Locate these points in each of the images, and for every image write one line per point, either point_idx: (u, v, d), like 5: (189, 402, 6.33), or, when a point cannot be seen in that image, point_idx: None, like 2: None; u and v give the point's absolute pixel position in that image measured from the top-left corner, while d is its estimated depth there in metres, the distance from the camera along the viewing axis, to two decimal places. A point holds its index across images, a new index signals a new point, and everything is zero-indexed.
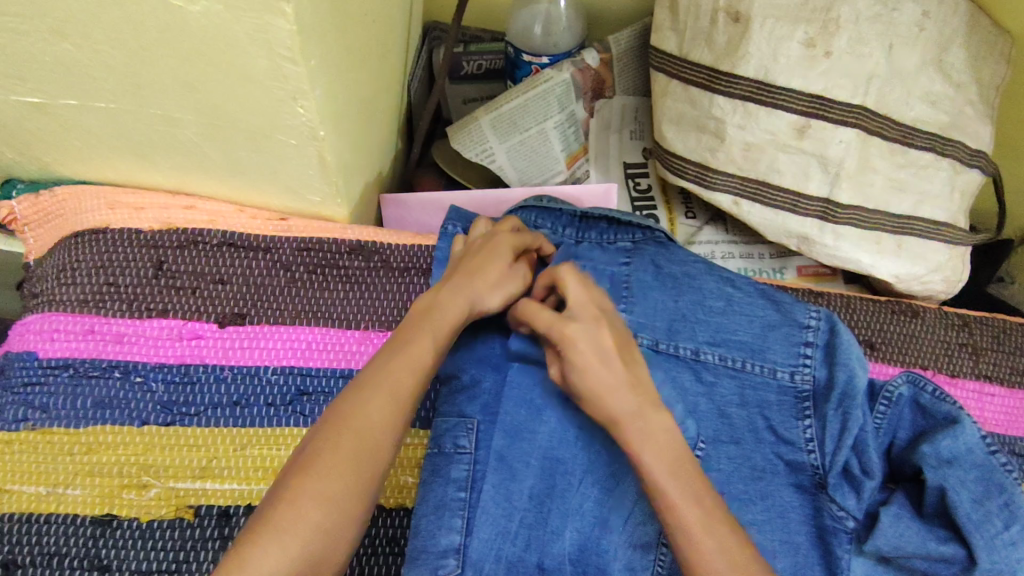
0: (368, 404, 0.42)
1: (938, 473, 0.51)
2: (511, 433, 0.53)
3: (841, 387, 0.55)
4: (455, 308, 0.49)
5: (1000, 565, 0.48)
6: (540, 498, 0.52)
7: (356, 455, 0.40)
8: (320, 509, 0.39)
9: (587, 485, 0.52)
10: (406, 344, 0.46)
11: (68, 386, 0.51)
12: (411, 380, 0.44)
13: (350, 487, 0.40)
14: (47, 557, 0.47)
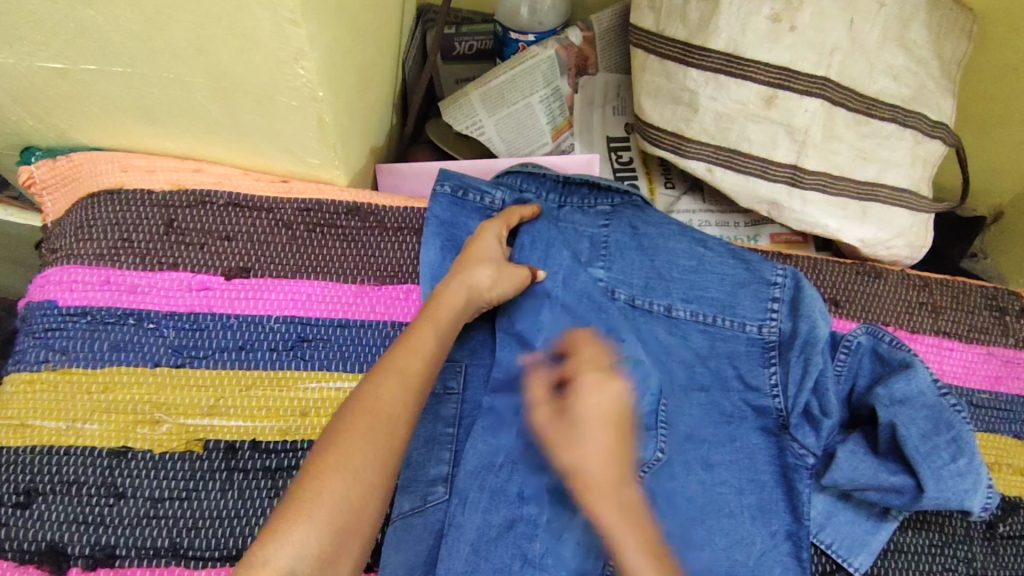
0: (380, 387, 0.45)
1: (890, 411, 0.55)
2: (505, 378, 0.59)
3: (804, 337, 0.59)
4: (453, 301, 0.53)
5: (947, 493, 0.52)
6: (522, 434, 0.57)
7: (373, 432, 0.43)
8: (342, 480, 0.40)
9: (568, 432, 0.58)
10: (412, 339, 0.49)
11: (86, 331, 0.55)
12: (417, 366, 0.47)
13: (371, 462, 0.42)
14: (67, 485, 0.51)
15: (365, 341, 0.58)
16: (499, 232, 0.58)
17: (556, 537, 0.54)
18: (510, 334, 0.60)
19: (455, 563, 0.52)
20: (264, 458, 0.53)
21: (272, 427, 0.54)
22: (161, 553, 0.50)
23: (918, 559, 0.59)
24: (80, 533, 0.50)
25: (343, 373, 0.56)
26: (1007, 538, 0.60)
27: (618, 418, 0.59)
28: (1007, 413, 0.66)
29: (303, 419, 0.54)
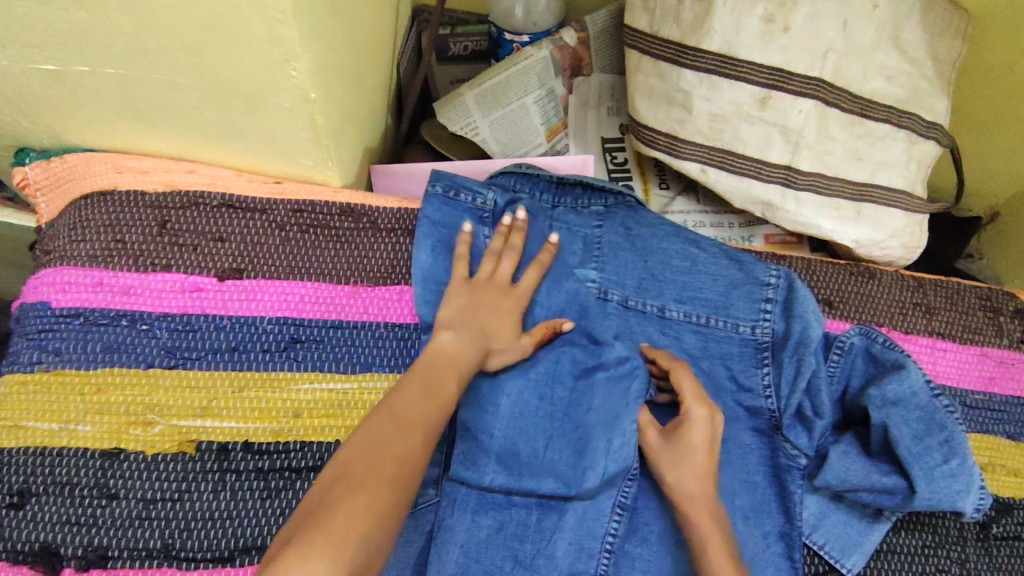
0: (396, 428, 0.44)
1: (882, 412, 0.55)
2: (494, 388, 0.58)
3: (796, 338, 0.59)
4: (473, 344, 0.54)
5: (938, 494, 0.52)
6: (512, 441, 0.57)
7: (387, 473, 0.41)
8: (363, 518, 0.39)
9: (553, 451, 0.57)
10: (436, 384, 0.50)
11: (80, 333, 0.55)
12: (435, 415, 0.47)
13: (385, 504, 0.40)
14: (59, 486, 0.51)
15: (358, 342, 0.58)
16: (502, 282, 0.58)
17: (548, 538, 0.55)
18: None
19: (446, 566, 0.53)
20: (256, 459, 0.53)
21: (264, 429, 0.54)
22: (154, 555, 0.50)
23: (912, 560, 0.59)
24: (74, 534, 0.50)
25: (336, 374, 0.57)
26: (1002, 539, 0.61)
27: (598, 419, 0.57)
28: (1001, 414, 0.66)
29: (295, 421, 0.55)
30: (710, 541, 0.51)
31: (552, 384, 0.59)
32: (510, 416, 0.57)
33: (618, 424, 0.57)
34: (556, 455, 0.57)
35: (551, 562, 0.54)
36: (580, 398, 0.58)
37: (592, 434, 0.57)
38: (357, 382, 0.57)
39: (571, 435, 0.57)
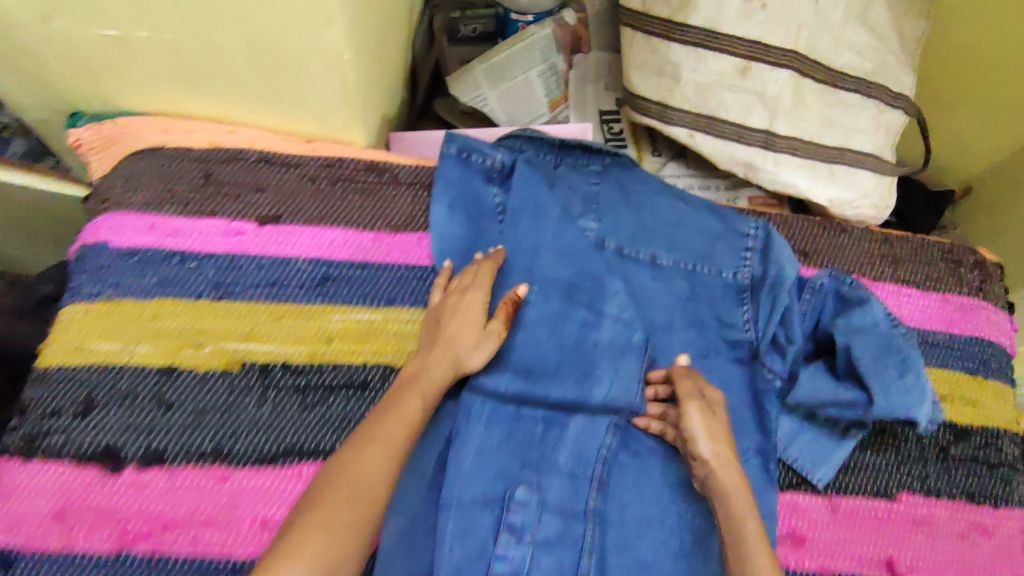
0: (359, 450, 0.49)
1: (846, 336, 0.62)
2: (506, 325, 0.64)
3: (772, 279, 0.66)
4: (440, 370, 0.57)
5: (894, 404, 0.59)
6: (528, 369, 0.63)
7: (348, 508, 0.46)
8: (325, 537, 0.44)
9: (564, 376, 0.64)
10: (400, 407, 0.53)
11: (136, 268, 0.62)
12: (398, 434, 0.51)
13: (349, 515, 0.45)
14: (121, 397, 0.58)
15: (381, 280, 0.65)
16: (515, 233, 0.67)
17: (552, 448, 0.62)
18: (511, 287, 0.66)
19: (461, 467, 0.59)
20: (294, 377, 0.60)
21: (300, 352, 0.61)
22: (207, 457, 0.57)
23: (875, 475, 0.66)
24: (134, 438, 0.57)
25: (363, 307, 0.64)
26: (959, 459, 0.68)
27: (605, 350, 0.65)
28: (961, 351, 0.73)
29: (328, 345, 0.62)
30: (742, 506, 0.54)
31: (562, 320, 0.65)
32: (522, 343, 0.64)
33: (625, 356, 0.65)
34: (566, 380, 0.63)
35: (554, 467, 0.61)
36: (588, 334, 0.65)
37: (599, 363, 0.64)
38: (381, 314, 0.64)
39: (580, 362, 0.64)
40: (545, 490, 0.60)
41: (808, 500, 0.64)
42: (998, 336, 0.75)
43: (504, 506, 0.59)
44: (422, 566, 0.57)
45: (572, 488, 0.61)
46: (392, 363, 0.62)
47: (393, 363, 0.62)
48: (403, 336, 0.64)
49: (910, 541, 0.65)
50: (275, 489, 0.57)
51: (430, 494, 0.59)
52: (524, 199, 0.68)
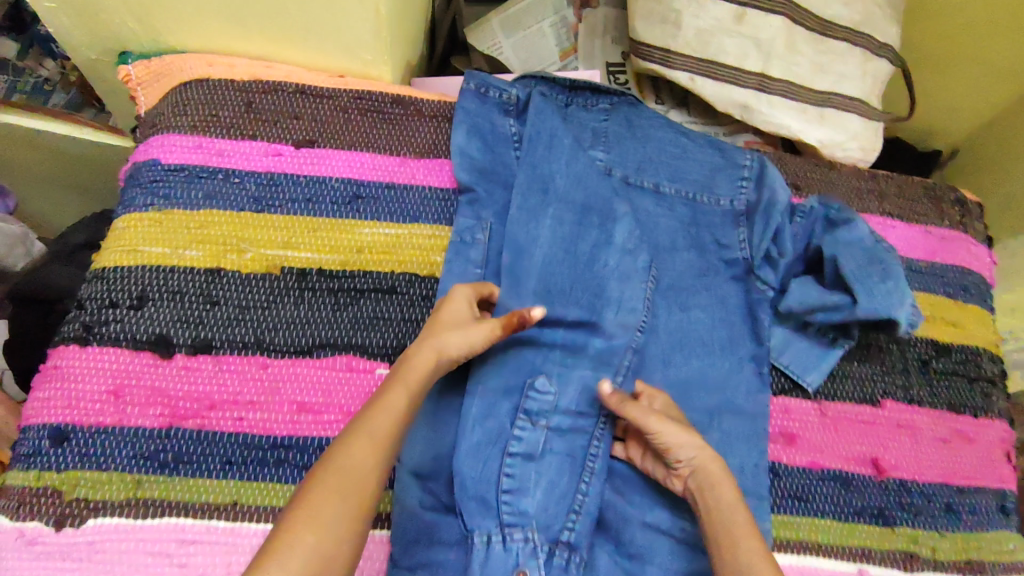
0: (348, 445, 0.49)
1: (831, 248, 0.68)
2: (521, 242, 0.69)
3: (766, 202, 0.72)
4: (426, 365, 0.55)
5: (876, 302, 0.64)
6: (540, 285, 0.68)
7: (336, 504, 0.46)
8: (312, 535, 0.44)
9: (574, 290, 0.68)
10: (385, 396, 0.53)
11: (185, 182, 0.68)
12: (386, 426, 0.51)
13: (337, 511, 0.46)
14: (172, 294, 0.63)
15: (407, 200, 0.71)
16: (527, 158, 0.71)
17: (564, 358, 0.66)
18: (522, 209, 0.70)
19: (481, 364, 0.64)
20: (329, 281, 0.66)
21: (334, 260, 0.67)
22: (249, 347, 0.63)
23: (861, 384, 0.71)
24: (184, 329, 0.62)
25: (390, 222, 0.70)
26: (940, 372, 0.74)
27: (610, 272, 0.70)
28: (942, 278, 0.78)
29: (359, 255, 0.68)
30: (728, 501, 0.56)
31: (574, 240, 0.70)
32: (537, 260, 0.69)
33: (631, 278, 0.69)
34: (574, 297, 0.68)
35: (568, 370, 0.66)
36: (596, 254, 0.70)
37: (606, 283, 0.69)
38: (406, 230, 0.70)
39: (586, 282, 0.69)
40: (563, 386, 0.65)
41: (798, 403, 0.69)
42: (978, 267, 0.80)
43: (523, 394, 0.64)
44: (447, 446, 0.62)
45: (585, 390, 0.66)
46: (416, 273, 0.68)
47: (416, 273, 0.68)
48: (430, 248, 0.69)
49: (894, 443, 0.70)
50: (311, 377, 0.62)
51: (454, 387, 0.65)
52: (538, 129, 0.72)
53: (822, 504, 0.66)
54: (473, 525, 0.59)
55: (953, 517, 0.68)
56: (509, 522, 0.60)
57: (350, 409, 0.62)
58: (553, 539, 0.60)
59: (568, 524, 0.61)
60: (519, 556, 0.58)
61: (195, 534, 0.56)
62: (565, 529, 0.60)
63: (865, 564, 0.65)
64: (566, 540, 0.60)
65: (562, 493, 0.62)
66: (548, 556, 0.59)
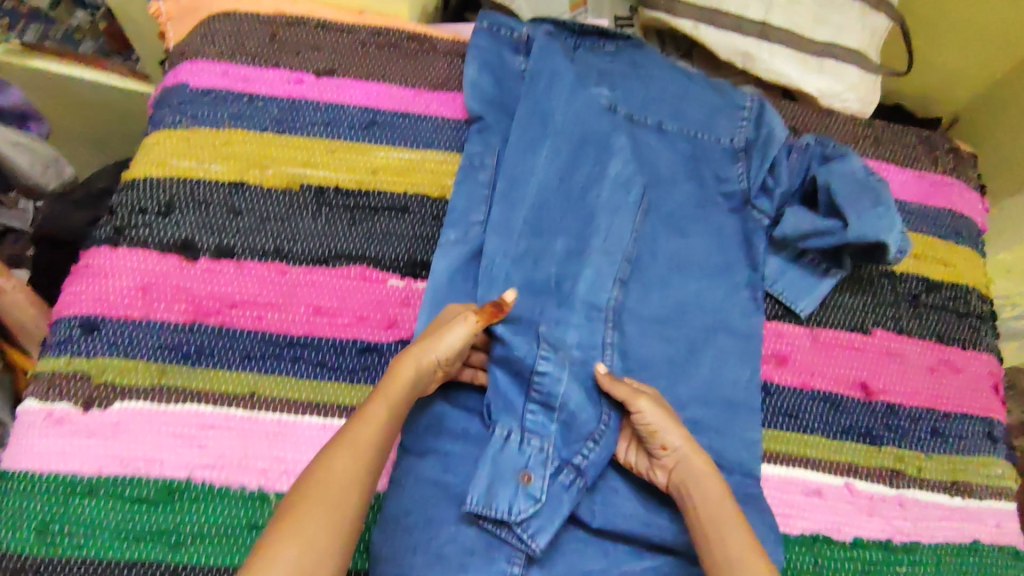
0: (329, 458, 0.49)
1: (824, 176, 0.71)
2: (522, 171, 0.71)
3: (764, 138, 0.75)
4: (405, 373, 0.56)
5: (866, 227, 0.67)
6: (534, 221, 0.70)
7: (322, 515, 0.46)
8: (295, 549, 0.43)
9: (568, 220, 0.70)
10: (364, 410, 0.53)
11: (211, 105, 0.72)
12: (368, 437, 0.51)
13: (319, 523, 0.45)
14: (198, 203, 0.67)
15: (421, 128, 0.74)
16: (532, 97, 0.74)
17: (565, 281, 0.68)
18: (523, 138, 0.72)
19: (489, 280, 0.67)
20: (345, 198, 0.70)
21: (350, 179, 0.71)
22: (270, 254, 0.66)
23: (853, 313, 0.74)
24: (208, 235, 0.66)
25: (405, 147, 0.73)
26: (930, 306, 0.76)
27: (603, 203, 0.71)
28: (936, 219, 0.81)
29: (374, 175, 0.71)
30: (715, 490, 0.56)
31: (570, 170, 0.72)
32: (532, 195, 0.70)
33: (619, 211, 0.71)
34: (568, 225, 0.70)
35: (571, 292, 0.68)
36: (590, 185, 0.71)
37: (597, 214, 0.70)
38: (420, 154, 0.73)
39: (581, 211, 0.70)
40: (562, 317, 0.66)
41: (791, 328, 0.72)
42: (971, 212, 0.83)
43: (528, 318, 0.65)
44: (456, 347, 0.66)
45: (588, 327, 0.67)
46: (428, 194, 0.72)
47: (429, 195, 0.72)
48: (442, 173, 0.73)
49: (883, 368, 0.72)
50: (327, 283, 0.66)
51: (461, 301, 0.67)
52: (544, 64, 0.75)
53: (811, 421, 0.69)
54: (496, 418, 0.62)
55: (939, 440, 0.71)
56: (530, 428, 0.62)
57: (363, 314, 0.66)
58: (564, 459, 0.62)
59: (581, 449, 0.62)
60: (530, 459, 0.61)
61: (214, 419, 0.60)
62: (578, 453, 0.62)
63: (852, 478, 0.68)
64: (577, 464, 0.61)
65: (577, 400, 0.63)
66: (555, 471, 0.61)
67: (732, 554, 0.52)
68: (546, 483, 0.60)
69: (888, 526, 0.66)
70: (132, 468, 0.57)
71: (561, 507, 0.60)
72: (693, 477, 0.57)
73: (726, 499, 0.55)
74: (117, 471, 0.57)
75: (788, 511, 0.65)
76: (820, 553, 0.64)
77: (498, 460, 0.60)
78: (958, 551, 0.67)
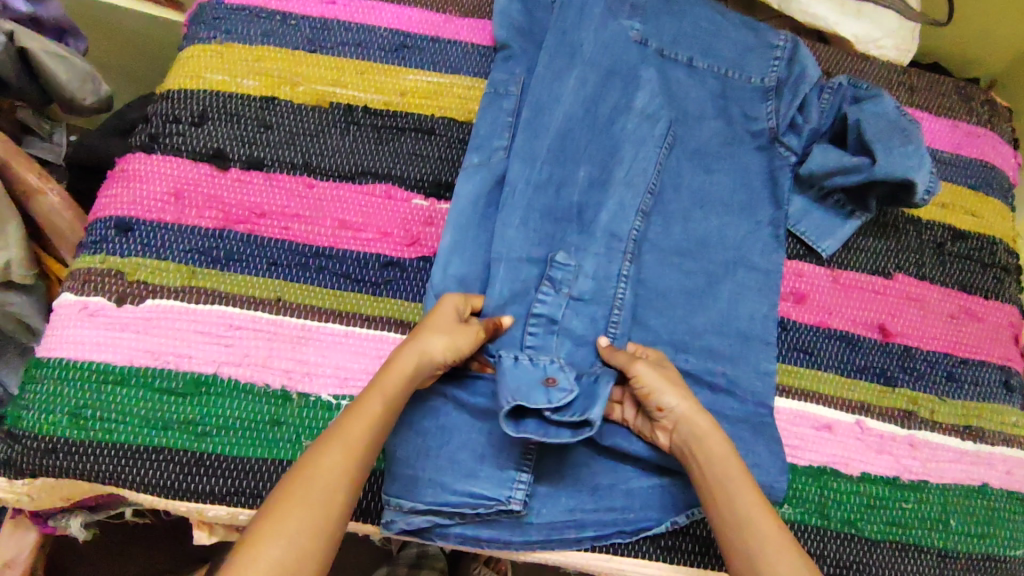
0: (319, 454, 0.49)
1: (856, 114, 0.70)
2: (545, 101, 0.69)
3: (797, 77, 0.74)
4: (404, 368, 0.54)
5: (895, 165, 0.66)
6: (556, 151, 0.68)
7: (305, 517, 0.46)
8: (276, 548, 0.44)
9: (592, 150, 0.69)
10: (359, 404, 0.52)
11: (245, 21, 0.72)
12: (360, 434, 0.51)
13: (303, 521, 0.46)
14: (230, 116, 0.68)
15: (450, 54, 0.75)
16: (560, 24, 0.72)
17: (590, 209, 0.67)
18: (549, 69, 0.71)
19: (509, 207, 0.66)
20: (373, 118, 0.70)
21: (379, 100, 0.71)
22: (298, 168, 0.67)
23: (875, 256, 0.73)
24: (239, 147, 0.67)
25: (433, 72, 0.73)
26: (954, 255, 0.75)
27: (628, 135, 0.70)
28: (967, 169, 0.80)
29: (402, 98, 0.72)
30: (720, 452, 0.55)
31: (596, 100, 0.70)
32: (554, 129, 0.69)
33: (645, 143, 0.69)
34: (590, 155, 0.69)
35: (595, 219, 0.67)
36: (617, 117, 0.70)
37: (623, 144, 0.69)
38: (448, 79, 0.74)
39: (604, 141, 0.69)
40: (584, 242, 0.66)
41: (812, 267, 0.72)
42: (1003, 164, 0.82)
43: (547, 247, 0.66)
44: (476, 267, 0.65)
45: (607, 258, 0.66)
46: (455, 119, 0.72)
47: (455, 119, 0.72)
48: (467, 100, 0.73)
49: (902, 312, 0.72)
50: (353, 199, 0.67)
51: (479, 226, 0.67)
52: None
53: (825, 358, 0.69)
54: (499, 351, 0.61)
55: (954, 385, 0.71)
56: (538, 368, 0.62)
57: (387, 230, 0.67)
58: None
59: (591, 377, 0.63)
60: (546, 368, 0.59)
61: (241, 321, 0.62)
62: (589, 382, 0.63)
63: (863, 416, 0.68)
64: None
65: (593, 321, 0.65)
66: None
67: (746, 516, 0.52)
68: (571, 376, 0.58)
69: (896, 464, 0.67)
70: (161, 361, 0.60)
71: (594, 413, 0.58)
72: (698, 437, 0.56)
73: (732, 461, 0.54)
74: (148, 363, 0.60)
75: (797, 443, 0.66)
76: (825, 484, 0.65)
77: (516, 374, 0.58)
78: (965, 493, 0.68)
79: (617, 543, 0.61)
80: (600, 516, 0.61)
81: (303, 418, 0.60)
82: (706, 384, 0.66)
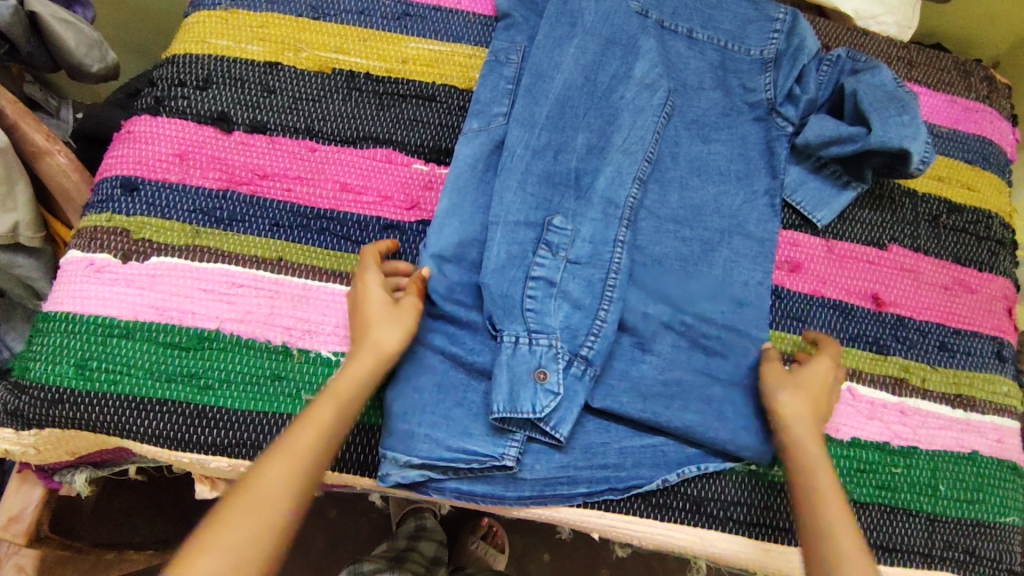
0: (267, 463, 0.50)
1: (852, 85, 0.71)
2: (545, 68, 0.70)
3: (795, 48, 0.74)
4: (355, 376, 0.56)
5: (890, 134, 0.67)
6: (556, 117, 0.69)
7: (246, 526, 0.47)
8: (213, 559, 0.45)
9: (590, 118, 0.70)
10: (311, 413, 0.53)
11: None
12: (309, 442, 0.52)
13: (243, 532, 0.47)
14: (234, 81, 0.69)
15: (451, 22, 0.75)
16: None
17: (588, 176, 0.68)
18: (549, 38, 0.71)
19: (507, 172, 0.67)
20: (375, 85, 0.71)
21: (381, 66, 0.72)
22: (301, 133, 0.69)
23: (870, 227, 0.74)
24: (242, 111, 0.68)
25: (435, 41, 0.74)
26: (950, 228, 0.76)
27: (628, 103, 0.70)
28: (965, 144, 0.80)
29: (403, 65, 0.73)
30: (826, 490, 0.54)
31: (596, 68, 0.71)
32: (553, 97, 0.69)
33: (643, 112, 0.70)
34: (589, 123, 0.70)
35: (593, 185, 0.68)
36: (616, 86, 0.71)
37: (622, 112, 0.70)
38: (449, 48, 0.74)
39: (603, 109, 0.70)
40: (581, 209, 0.67)
41: (807, 237, 0.73)
42: (1000, 140, 0.82)
43: (546, 212, 0.67)
44: (474, 231, 0.66)
45: (603, 223, 0.67)
46: (455, 86, 0.73)
47: (456, 87, 0.73)
48: (468, 68, 0.74)
49: (897, 282, 0.73)
50: (355, 163, 0.68)
51: (479, 191, 0.68)
52: None
53: (819, 326, 0.70)
54: (502, 326, 0.63)
55: (946, 355, 0.72)
56: (536, 329, 0.63)
57: (387, 194, 0.68)
58: (573, 351, 0.64)
59: (588, 340, 0.64)
60: (542, 357, 0.62)
61: (244, 279, 0.63)
62: (585, 344, 0.64)
63: (856, 383, 0.69)
64: (586, 354, 0.63)
65: (590, 285, 0.65)
66: (567, 363, 0.63)
67: (819, 523, 0.53)
68: (561, 376, 0.62)
69: (886, 430, 0.68)
70: (166, 316, 0.61)
71: (575, 399, 0.62)
72: (797, 443, 0.58)
73: (834, 490, 0.54)
74: (152, 318, 0.61)
75: None
76: None
77: (513, 365, 0.61)
78: (955, 460, 0.68)
79: (610, 500, 0.63)
80: (593, 474, 0.62)
81: (304, 374, 0.61)
82: (701, 348, 0.67)
